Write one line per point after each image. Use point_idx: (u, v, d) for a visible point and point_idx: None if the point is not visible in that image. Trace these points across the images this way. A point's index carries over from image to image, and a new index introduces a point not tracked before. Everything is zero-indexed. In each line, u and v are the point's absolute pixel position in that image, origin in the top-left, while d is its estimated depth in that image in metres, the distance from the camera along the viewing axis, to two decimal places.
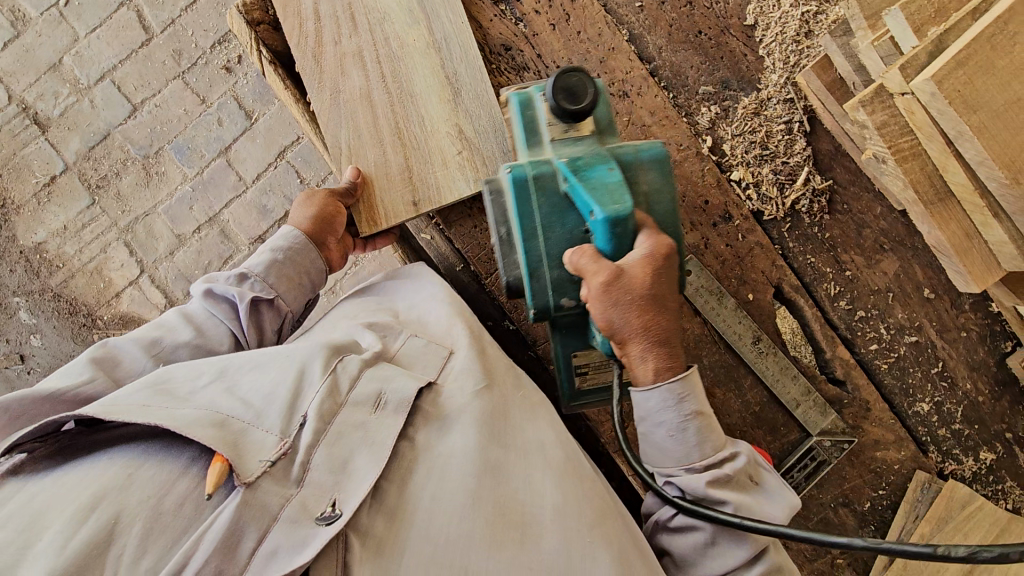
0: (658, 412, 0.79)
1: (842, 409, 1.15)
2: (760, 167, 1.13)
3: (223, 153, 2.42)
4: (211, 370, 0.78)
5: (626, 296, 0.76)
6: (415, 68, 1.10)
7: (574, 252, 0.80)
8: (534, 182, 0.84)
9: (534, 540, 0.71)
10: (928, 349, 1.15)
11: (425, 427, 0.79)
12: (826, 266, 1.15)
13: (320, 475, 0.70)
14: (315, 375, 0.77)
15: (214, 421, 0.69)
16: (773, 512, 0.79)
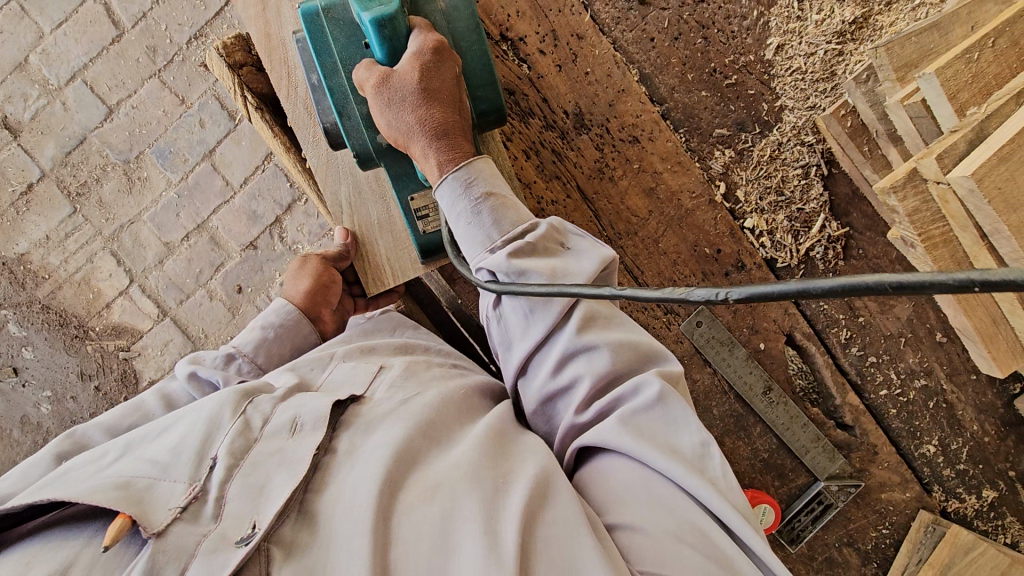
0: (456, 214, 0.76)
1: (850, 453, 1.15)
2: (774, 214, 1.09)
3: (207, 157, 2.31)
4: (116, 449, 0.72)
5: (400, 97, 0.75)
6: None
7: (360, 70, 0.78)
8: (341, 64, 0.82)
9: (449, 495, 0.61)
10: (938, 393, 1.15)
11: (350, 433, 0.71)
12: (839, 313, 1.12)
13: (238, 506, 0.61)
14: (225, 419, 0.72)
15: (116, 484, 0.62)
16: (585, 264, 0.72)
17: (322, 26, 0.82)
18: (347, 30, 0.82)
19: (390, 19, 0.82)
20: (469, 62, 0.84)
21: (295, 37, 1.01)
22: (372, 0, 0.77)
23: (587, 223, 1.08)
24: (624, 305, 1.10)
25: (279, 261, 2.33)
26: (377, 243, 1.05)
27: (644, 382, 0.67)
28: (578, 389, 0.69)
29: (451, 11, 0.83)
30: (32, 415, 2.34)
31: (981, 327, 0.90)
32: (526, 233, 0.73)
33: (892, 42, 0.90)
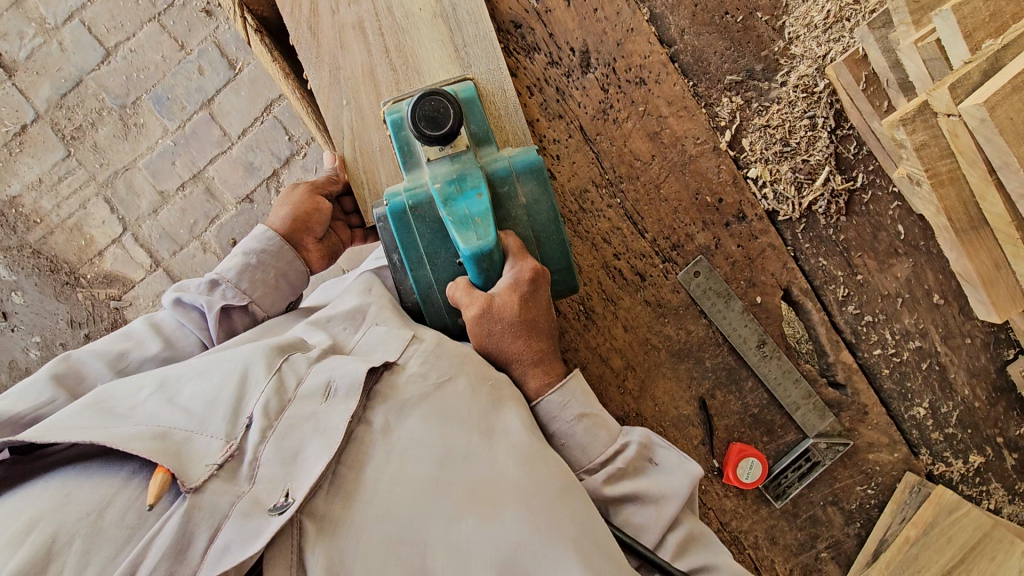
0: (547, 414, 0.85)
1: (840, 412, 1.15)
2: (779, 164, 1.07)
3: (205, 106, 2.27)
4: (152, 383, 0.76)
5: (499, 323, 0.84)
6: (421, 39, 0.99)
7: (457, 283, 0.86)
8: (411, 211, 0.88)
9: (499, 517, 0.67)
10: (931, 355, 1.14)
11: (383, 408, 0.75)
12: (838, 269, 1.11)
13: (271, 470, 0.67)
14: (259, 373, 0.75)
15: (155, 434, 0.67)
16: (671, 484, 0.81)
17: (408, 225, 0.89)
18: (438, 245, 0.89)
19: (467, 153, 0.88)
20: (549, 253, 0.92)
21: None
22: (469, 208, 0.85)
23: (588, 165, 1.06)
24: (621, 251, 1.09)
25: (275, 216, 2.31)
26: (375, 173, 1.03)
27: (638, 442, 0.84)
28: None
29: (533, 205, 0.89)
30: (20, 360, 2.32)
31: (983, 274, 0.88)
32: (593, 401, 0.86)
33: None
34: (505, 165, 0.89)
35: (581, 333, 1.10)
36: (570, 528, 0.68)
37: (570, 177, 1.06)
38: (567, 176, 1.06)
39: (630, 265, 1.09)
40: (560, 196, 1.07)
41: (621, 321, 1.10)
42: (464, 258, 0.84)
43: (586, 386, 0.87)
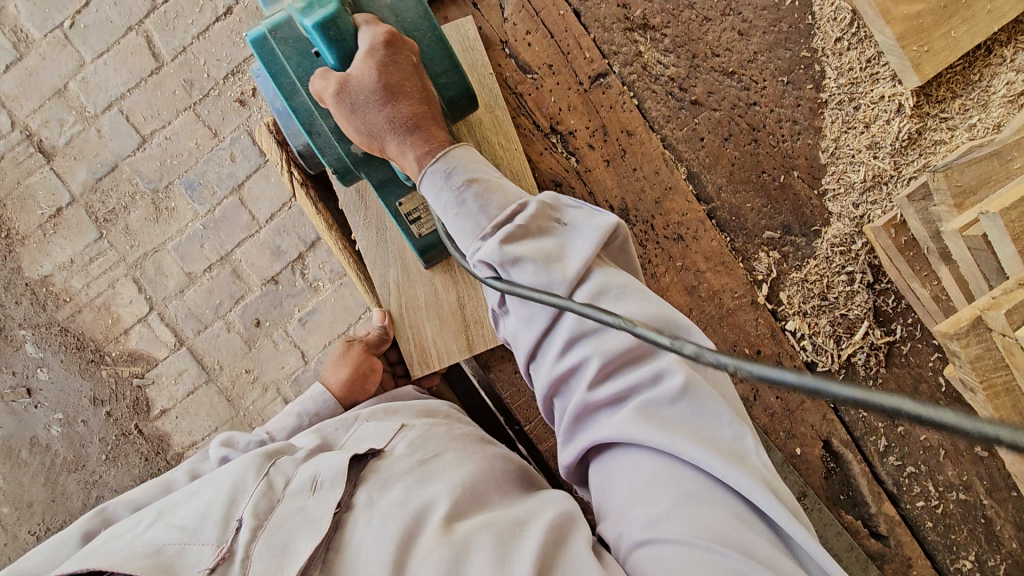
0: (444, 204, 0.73)
1: (883, 564, 1.12)
2: (817, 318, 1.07)
3: (236, 191, 2.33)
4: (149, 517, 0.79)
5: (362, 96, 0.72)
6: None
7: (318, 74, 0.74)
8: (271, 36, 0.76)
9: (459, 545, 0.61)
10: (976, 507, 1.12)
11: (368, 487, 0.74)
12: (879, 421, 1.10)
13: (263, 562, 0.65)
14: (250, 483, 0.79)
15: (148, 553, 0.69)
16: (578, 257, 0.66)
17: (273, 52, 0.78)
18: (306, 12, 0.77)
19: None
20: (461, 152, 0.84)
21: None
22: None
23: None
24: None
25: (299, 297, 2.33)
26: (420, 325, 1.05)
27: (540, 199, 0.70)
28: (586, 368, 0.62)
29: (398, 2, 0.79)
30: (42, 436, 2.34)
31: None
32: (527, 207, 0.70)
33: (951, 167, 0.89)
34: None
35: None
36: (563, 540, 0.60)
37: None
38: None
39: None
40: None
41: None
42: (312, 35, 0.73)
43: (514, 199, 0.72)
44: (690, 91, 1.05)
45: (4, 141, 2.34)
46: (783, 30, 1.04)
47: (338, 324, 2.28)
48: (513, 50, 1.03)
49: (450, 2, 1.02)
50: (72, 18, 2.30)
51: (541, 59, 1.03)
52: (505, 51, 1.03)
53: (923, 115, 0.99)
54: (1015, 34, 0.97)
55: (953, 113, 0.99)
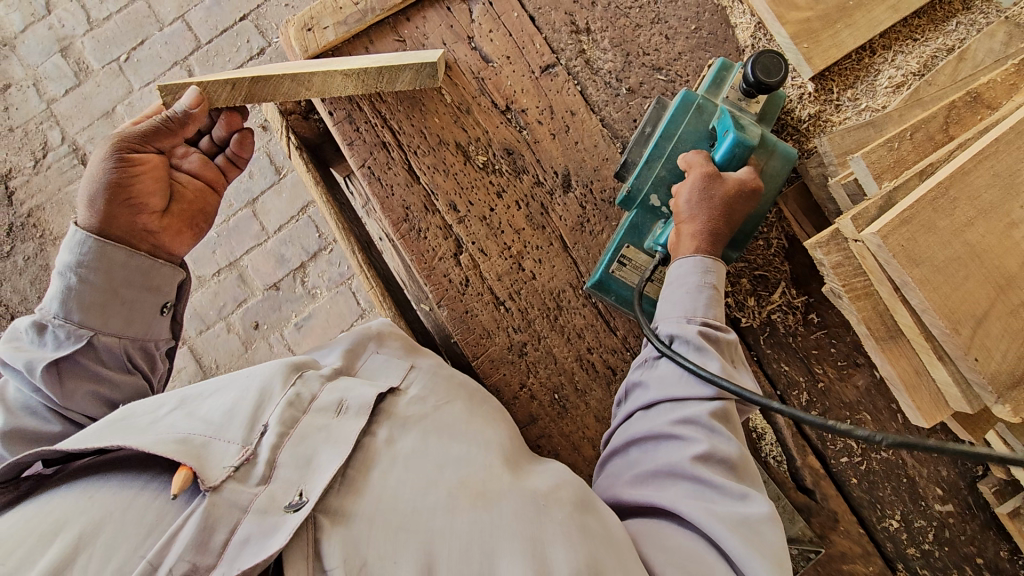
0: (683, 280, 0.97)
1: (810, 518, 1.16)
2: (739, 277, 1.19)
3: (249, 205, 2.52)
4: (173, 400, 0.85)
5: (716, 194, 0.97)
6: (343, 61, 1.11)
7: (689, 153, 1.04)
8: (695, 106, 1.07)
9: (490, 509, 0.78)
10: (898, 466, 1.17)
11: (388, 425, 0.88)
12: (799, 375, 1.19)
13: (287, 472, 0.77)
14: (277, 390, 0.85)
15: (178, 439, 0.76)
16: (746, 379, 0.95)
17: (687, 110, 1.08)
18: (691, 138, 1.07)
19: (748, 111, 1.07)
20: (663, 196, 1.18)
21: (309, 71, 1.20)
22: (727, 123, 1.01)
23: (566, 268, 1.20)
24: (594, 346, 1.20)
25: (296, 303, 2.49)
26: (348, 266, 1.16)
27: (733, 336, 0.96)
28: (692, 444, 0.84)
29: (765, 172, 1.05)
30: None
31: (906, 378, 0.92)
32: (719, 332, 0.95)
33: (834, 133, 1.06)
34: (773, 142, 1.05)
35: (557, 418, 1.19)
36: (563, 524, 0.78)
37: (550, 277, 1.20)
38: (547, 276, 1.20)
39: (602, 358, 1.19)
40: (540, 294, 1.20)
41: (594, 411, 1.19)
42: (725, 137, 1.00)
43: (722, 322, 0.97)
44: (625, 82, 1.24)
45: (51, 153, 2.61)
46: (702, 35, 1.23)
47: (331, 329, 2.42)
48: (477, 44, 1.24)
49: (430, 5, 1.25)
50: (128, 53, 2.63)
51: (500, 51, 1.24)
52: (471, 45, 1.24)
53: (822, 101, 1.15)
54: (892, 41, 1.16)
55: (845, 102, 1.15)
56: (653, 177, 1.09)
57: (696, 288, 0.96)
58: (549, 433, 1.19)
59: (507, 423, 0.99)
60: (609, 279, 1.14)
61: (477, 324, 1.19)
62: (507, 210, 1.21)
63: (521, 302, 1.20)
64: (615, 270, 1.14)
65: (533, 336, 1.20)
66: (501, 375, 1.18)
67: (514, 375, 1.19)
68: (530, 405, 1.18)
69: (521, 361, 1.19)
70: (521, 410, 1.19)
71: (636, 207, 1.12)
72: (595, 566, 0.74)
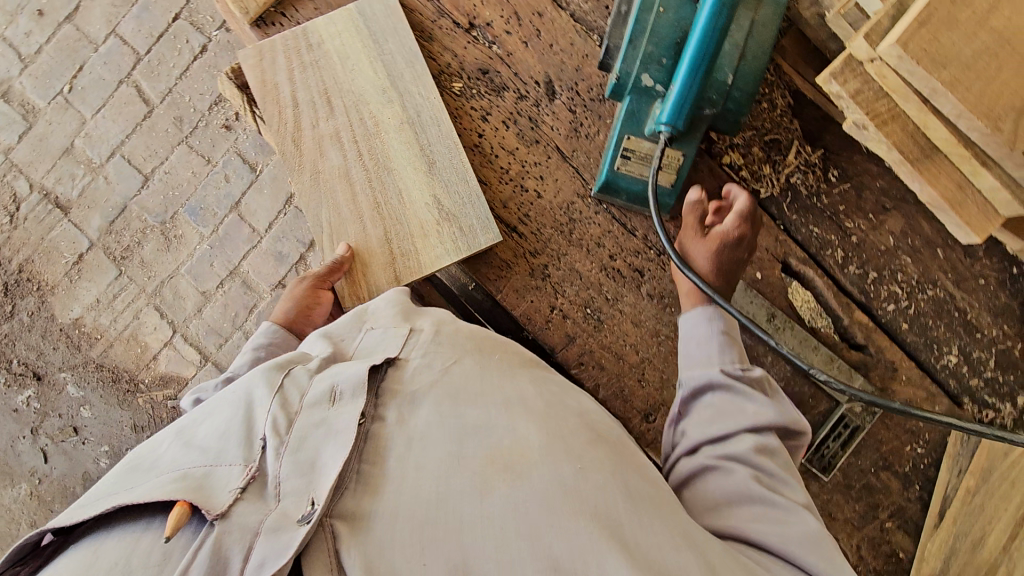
0: (703, 317, 1.02)
1: (868, 373, 1.14)
2: (750, 147, 1.14)
3: (233, 210, 2.48)
4: (170, 437, 0.80)
5: (721, 257, 1.04)
6: (390, 143, 1.14)
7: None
8: None
9: (522, 477, 0.74)
10: (947, 302, 1.14)
11: (395, 404, 0.84)
12: (830, 233, 1.15)
13: (293, 482, 0.70)
14: (264, 398, 0.82)
15: (173, 476, 0.70)
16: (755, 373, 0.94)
17: None
18: (672, 4, 1.00)
19: None
20: None
21: (287, 81, 1.15)
22: None
23: (569, 179, 1.16)
24: (616, 252, 1.15)
25: None
26: (371, 210, 1.13)
27: (762, 372, 0.94)
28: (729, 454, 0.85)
29: (757, 25, 1.00)
30: (93, 471, 2.45)
31: (948, 196, 0.88)
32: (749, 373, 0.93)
33: None
34: None
35: (594, 334, 1.15)
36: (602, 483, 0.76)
37: (556, 193, 1.15)
38: (552, 192, 1.16)
39: (627, 263, 1.15)
40: (551, 211, 1.15)
41: (629, 317, 1.15)
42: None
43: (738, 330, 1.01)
44: None
45: (23, 204, 2.55)
46: None
47: None
48: None
49: None
50: (69, 83, 2.54)
51: None
52: None
53: None
54: None
55: None
56: (640, 56, 1.02)
57: (710, 317, 1.01)
58: (590, 349, 1.15)
59: (524, 374, 0.97)
60: (618, 177, 1.10)
61: (494, 258, 1.16)
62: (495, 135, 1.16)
63: (533, 224, 1.16)
64: (620, 166, 1.09)
65: (552, 257, 1.16)
66: (528, 303, 1.15)
67: (542, 300, 1.15)
68: (564, 325, 1.14)
69: (546, 284, 1.15)
70: (557, 333, 1.15)
71: (630, 94, 1.05)
72: (641, 519, 0.73)
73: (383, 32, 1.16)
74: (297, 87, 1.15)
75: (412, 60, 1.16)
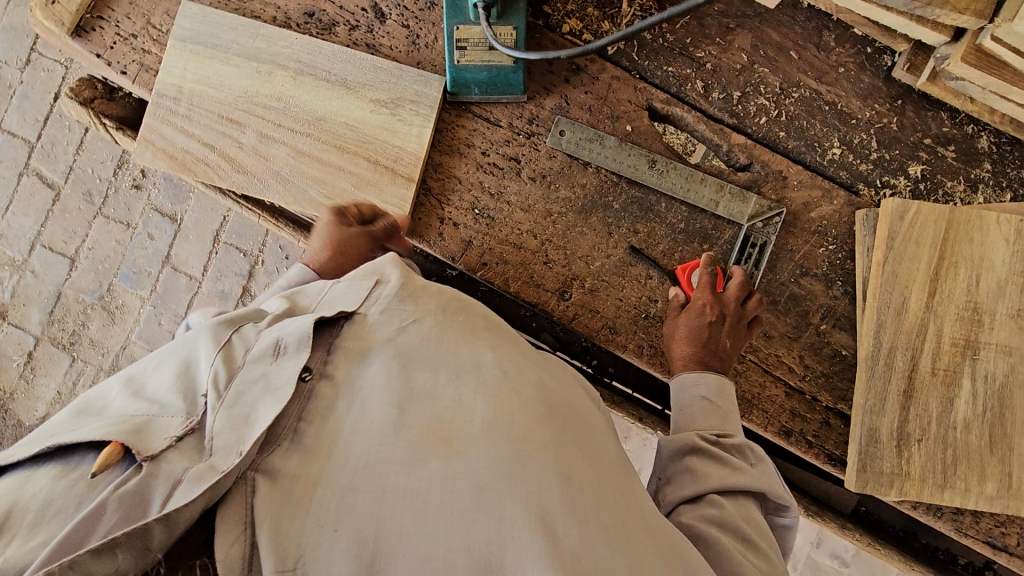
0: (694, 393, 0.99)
1: (761, 189, 1.14)
2: (584, 9, 1.16)
3: (166, 262, 2.43)
4: (119, 384, 0.75)
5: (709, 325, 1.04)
6: (305, 95, 1.14)
7: None
8: None
9: (462, 450, 0.65)
10: (816, 99, 1.15)
11: (346, 363, 0.76)
12: (685, 68, 1.16)
13: (224, 437, 0.64)
14: (210, 351, 0.75)
15: (112, 420, 0.65)
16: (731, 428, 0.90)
17: None
18: None
19: None
20: None
21: (182, 117, 1.14)
22: None
23: None
24: (488, 147, 1.16)
25: None
26: (243, 176, 1.14)
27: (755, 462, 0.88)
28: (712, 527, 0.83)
29: None
30: None
31: None
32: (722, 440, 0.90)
33: None
34: None
35: (490, 232, 1.15)
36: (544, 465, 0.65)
37: None
38: None
39: (501, 154, 1.16)
40: None
41: (519, 206, 1.15)
42: None
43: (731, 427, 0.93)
44: None
45: None
46: None
47: None
48: None
49: None
50: None
51: None
52: None
53: None
54: None
55: None
56: None
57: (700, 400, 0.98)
58: (490, 248, 1.15)
59: (492, 321, 0.87)
60: (464, 71, 1.11)
61: None
62: (343, 69, 1.14)
63: None
64: (461, 59, 1.11)
65: (430, 170, 1.17)
66: (418, 221, 1.16)
67: (430, 215, 1.16)
68: (457, 232, 1.14)
69: (429, 198, 1.16)
70: (453, 241, 1.15)
71: None
72: (579, 515, 0.63)
73: (209, 23, 1.16)
74: (195, 115, 1.15)
75: (253, 40, 1.15)
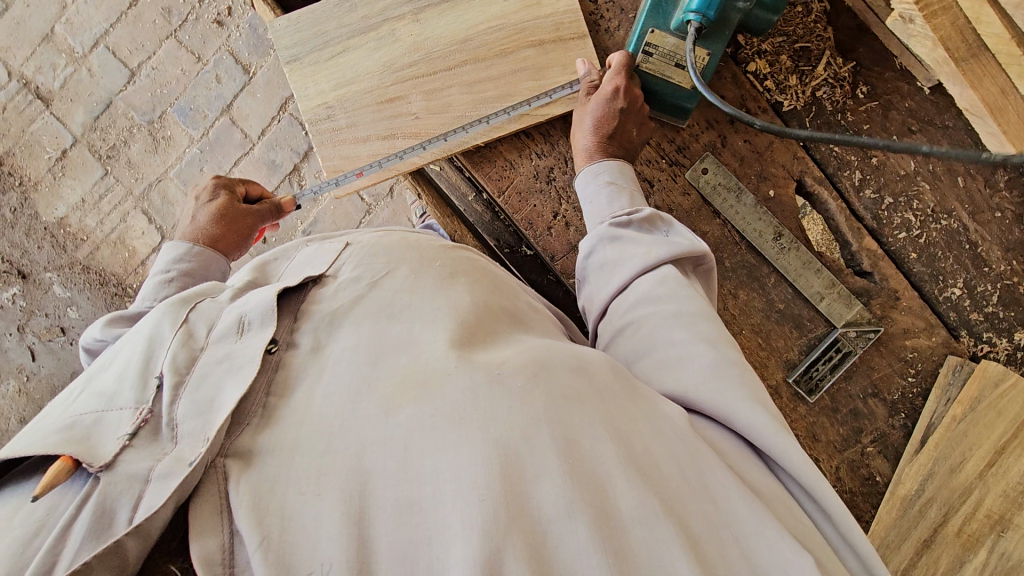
0: (593, 185, 0.97)
1: (870, 301, 1.12)
2: (778, 53, 1.09)
3: (226, 112, 2.23)
4: (76, 387, 0.69)
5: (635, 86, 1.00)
6: (457, 18, 1.07)
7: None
8: None
9: (438, 394, 0.59)
10: (960, 234, 1.11)
11: (315, 329, 0.69)
12: (851, 153, 1.11)
13: (189, 424, 0.59)
14: (167, 333, 0.68)
15: (62, 426, 0.60)
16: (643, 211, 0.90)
17: None
18: None
19: None
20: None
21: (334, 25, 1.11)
22: None
23: None
24: None
25: None
26: (374, 94, 1.09)
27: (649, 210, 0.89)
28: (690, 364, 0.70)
29: None
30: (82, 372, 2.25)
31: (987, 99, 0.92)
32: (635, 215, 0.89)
33: None
34: None
35: None
36: (519, 384, 0.60)
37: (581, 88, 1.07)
38: None
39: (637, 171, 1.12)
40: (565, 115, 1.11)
41: None
42: None
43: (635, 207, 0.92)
44: None
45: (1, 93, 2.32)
46: None
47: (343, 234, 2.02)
48: None
49: None
50: None
51: None
52: None
53: None
54: None
55: None
56: None
57: (600, 192, 0.96)
58: None
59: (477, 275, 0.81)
60: (639, 76, 1.04)
61: (496, 153, 1.12)
62: (506, 20, 1.07)
63: (544, 126, 1.11)
64: (641, 64, 1.03)
65: (558, 160, 1.11)
66: (531, 207, 1.11)
67: (545, 205, 1.11)
68: (566, 233, 1.09)
69: (550, 188, 1.11)
70: (558, 241, 1.10)
71: None
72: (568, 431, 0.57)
73: None
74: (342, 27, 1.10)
75: (354, 11, 1.10)
